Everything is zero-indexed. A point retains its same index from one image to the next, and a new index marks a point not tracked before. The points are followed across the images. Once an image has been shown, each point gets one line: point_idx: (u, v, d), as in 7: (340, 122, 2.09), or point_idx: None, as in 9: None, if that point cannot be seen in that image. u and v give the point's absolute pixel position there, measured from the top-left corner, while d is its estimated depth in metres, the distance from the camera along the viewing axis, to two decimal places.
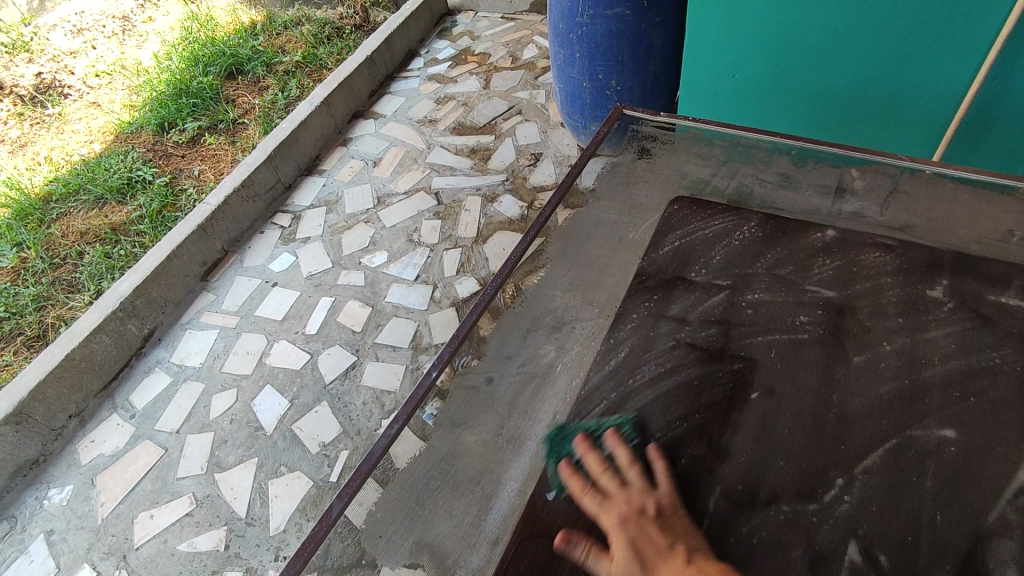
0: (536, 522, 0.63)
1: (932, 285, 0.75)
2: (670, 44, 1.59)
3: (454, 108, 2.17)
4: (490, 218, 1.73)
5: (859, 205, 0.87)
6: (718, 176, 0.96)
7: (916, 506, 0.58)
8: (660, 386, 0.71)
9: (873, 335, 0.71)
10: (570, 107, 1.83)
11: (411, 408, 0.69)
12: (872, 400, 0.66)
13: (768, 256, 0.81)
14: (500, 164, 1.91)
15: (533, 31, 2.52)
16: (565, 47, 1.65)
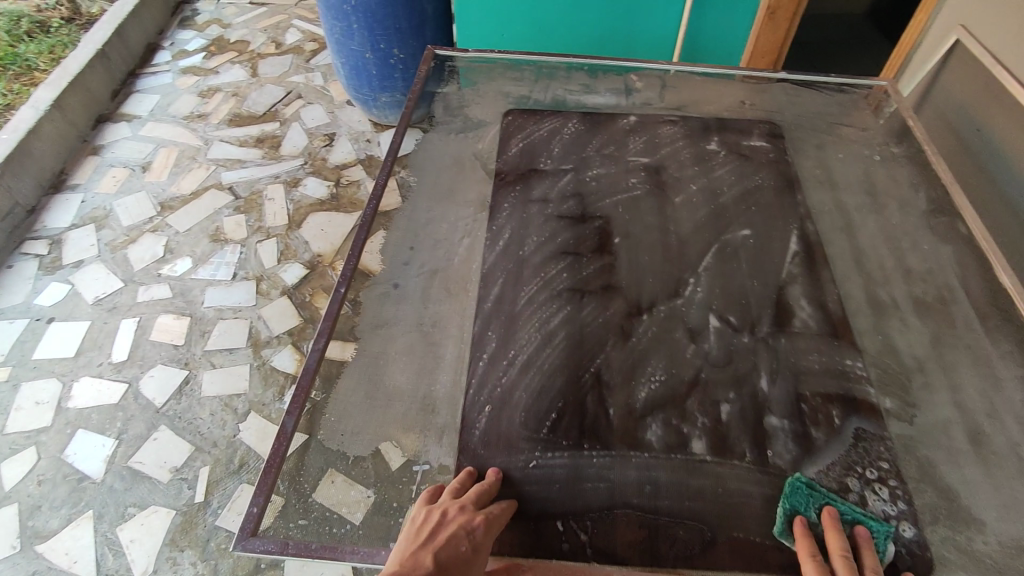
0: (483, 375, 0.72)
1: (709, 141, 1.00)
2: (439, 11, 1.73)
3: (223, 100, 2.04)
4: (297, 203, 1.68)
5: (645, 97, 1.11)
6: (535, 91, 1.13)
7: (742, 279, 0.81)
8: (548, 249, 0.85)
9: (683, 181, 0.94)
10: (356, 81, 1.85)
11: (332, 322, 0.74)
12: (695, 222, 0.88)
13: (595, 142, 1.00)
14: (293, 150, 1.86)
15: (291, 15, 2.45)
16: (341, 20, 1.67)
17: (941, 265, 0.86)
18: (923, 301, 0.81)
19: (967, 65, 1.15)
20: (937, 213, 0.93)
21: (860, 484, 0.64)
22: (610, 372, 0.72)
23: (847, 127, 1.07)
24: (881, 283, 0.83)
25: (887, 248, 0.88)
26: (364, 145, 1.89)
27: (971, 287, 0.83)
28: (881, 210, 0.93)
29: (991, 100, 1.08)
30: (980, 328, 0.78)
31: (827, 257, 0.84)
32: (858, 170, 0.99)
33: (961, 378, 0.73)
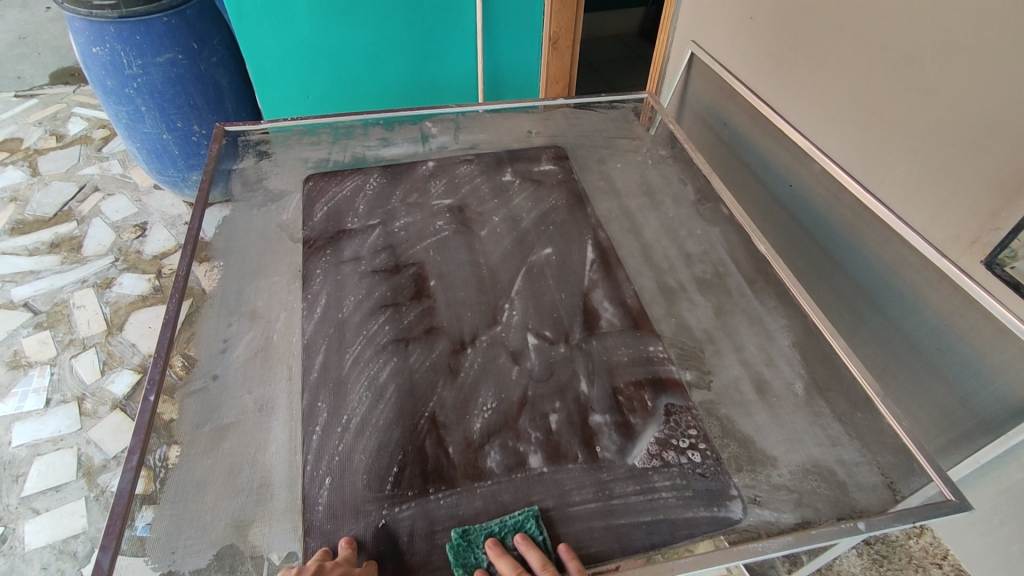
0: (317, 449, 0.70)
1: (503, 173, 1.08)
2: (236, 80, 1.68)
3: (1, 207, 1.81)
4: (114, 304, 1.53)
5: (442, 140, 1.17)
6: (334, 152, 1.14)
7: (552, 295, 0.88)
8: (367, 306, 0.86)
9: (486, 215, 1.00)
10: (158, 163, 1.74)
11: (145, 435, 0.69)
12: (503, 250, 0.94)
13: (398, 192, 1.03)
14: (98, 249, 1.69)
15: (70, 103, 2.25)
16: (126, 104, 1.57)
17: (713, 244, 0.99)
18: (703, 279, 0.93)
19: (704, 72, 1.36)
20: (703, 200, 1.08)
21: (676, 454, 0.71)
22: (444, 412, 0.74)
23: (622, 139, 1.21)
24: (668, 271, 0.94)
25: (669, 239, 1.00)
26: (182, 228, 1.78)
27: (738, 259, 0.97)
28: (659, 207, 1.06)
29: (726, 98, 1.28)
30: (750, 291, 0.92)
31: (620, 258, 0.94)
32: (636, 175, 1.12)
33: (743, 338, 0.85)
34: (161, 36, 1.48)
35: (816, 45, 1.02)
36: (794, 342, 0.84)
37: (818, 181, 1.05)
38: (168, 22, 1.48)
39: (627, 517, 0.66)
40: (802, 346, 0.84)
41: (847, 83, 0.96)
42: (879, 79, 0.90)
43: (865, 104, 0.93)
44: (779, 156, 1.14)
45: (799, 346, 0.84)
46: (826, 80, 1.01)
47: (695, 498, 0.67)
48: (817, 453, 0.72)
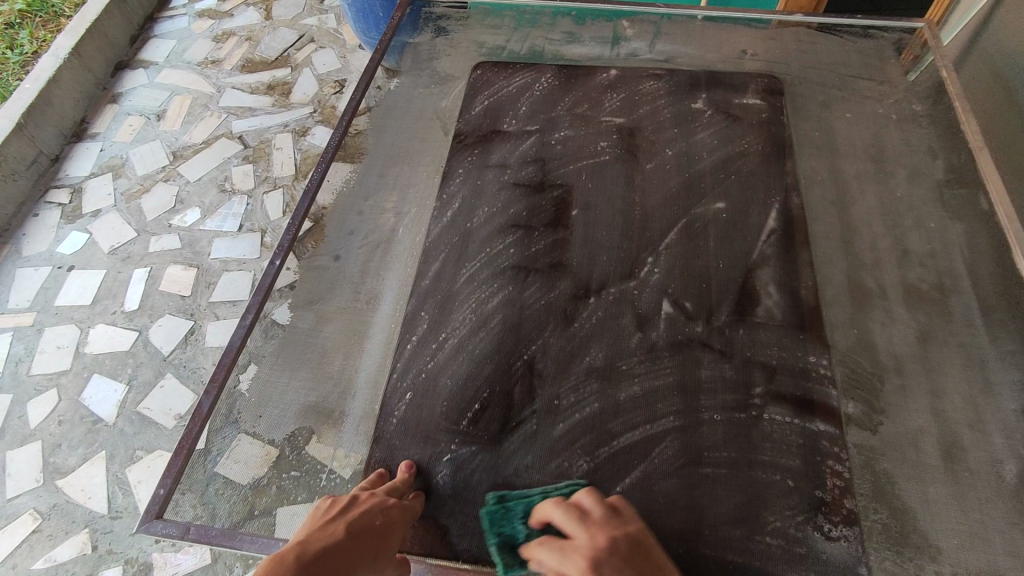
0: (407, 360, 0.68)
1: (695, 99, 0.90)
2: None
3: (237, 44, 1.85)
4: (305, 154, 1.58)
5: (633, 46, 1.00)
6: (512, 41, 1.03)
7: (705, 261, 0.73)
8: (497, 223, 0.78)
9: (658, 146, 0.85)
10: (364, 24, 1.75)
11: (264, 294, 0.71)
12: (664, 194, 0.80)
13: (567, 99, 0.91)
14: (303, 99, 1.72)
15: None
16: None
17: (947, 245, 0.75)
18: (916, 290, 0.71)
19: None
20: (955, 183, 0.81)
21: (801, 498, 0.57)
22: (544, 361, 0.67)
23: (864, 81, 0.93)
24: (869, 267, 0.73)
25: (886, 226, 0.77)
26: None
27: (979, 273, 0.72)
28: (886, 180, 0.82)
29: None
30: (983, 323, 0.68)
31: (808, 236, 0.75)
32: (869, 133, 0.87)
33: (948, 382, 0.64)
34: None
35: None
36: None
37: None
38: None
39: (715, 550, 0.55)
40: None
41: None
42: None
43: None
44: None
45: None
46: None
47: (805, 560, 0.54)
48: (1001, 564, 0.54)
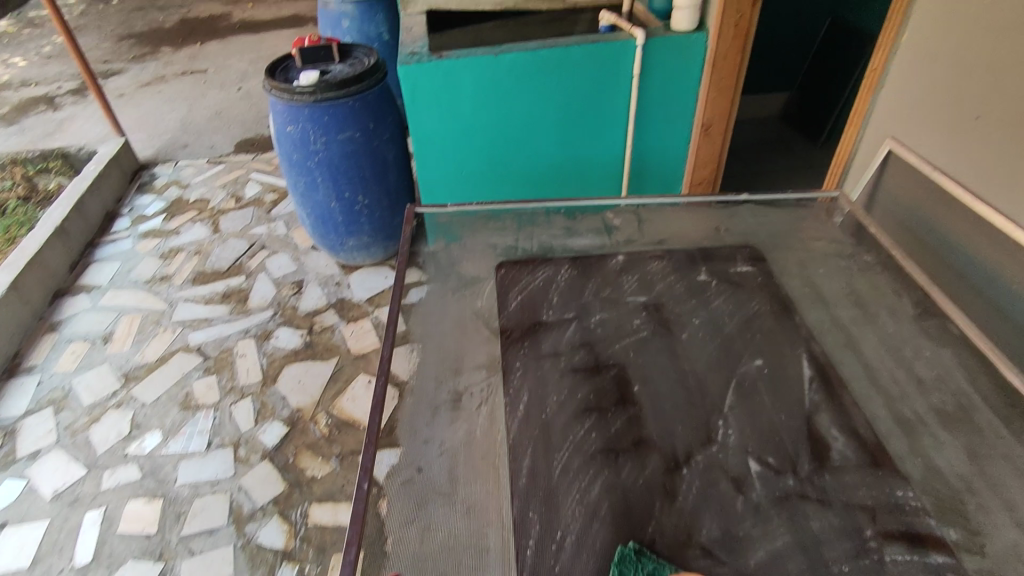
0: (532, 568, 0.66)
1: (698, 272, 1.04)
2: (394, 159, 2.29)
3: (187, 259, 2.53)
4: (271, 354, 1.96)
5: (627, 233, 1.16)
6: (520, 240, 1.16)
7: (769, 416, 0.80)
8: (571, 409, 0.82)
9: (684, 317, 0.96)
10: (324, 228, 2.37)
11: (361, 525, 0.67)
12: (708, 359, 0.89)
13: (589, 286, 1.02)
14: (263, 300, 2.22)
15: (252, 203, 2.96)
16: (307, 175, 2.20)
17: (948, 369, 0.88)
18: (947, 413, 0.81)
19: (904, 169, 1.33)
20: (926, 314, 0.97)
21: None
22: (663, 542, 0.68)
23: (819, 240, 1.13)
24: (900, 399, 0.83)
25: (894, 361, 0.89)
26: (331, 288, 2.36)
27: (986, 390, 0.85)
28: (876, 320, 0.96)
29: (935, 201, 1.26)
30: (1009, 433, 0.79)
31: (840, 379, 0.86)
32: (843, 283, 1.04)
33: (1017, 496, 0.72)
34: (345, 119, 2.09)
35: None
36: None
37: None
38: (352, 105, 2.07)
39: None
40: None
41: None
42: None
43: None
44: (1013, 272, 1.11)
45: None
46: None
47: None
48: None
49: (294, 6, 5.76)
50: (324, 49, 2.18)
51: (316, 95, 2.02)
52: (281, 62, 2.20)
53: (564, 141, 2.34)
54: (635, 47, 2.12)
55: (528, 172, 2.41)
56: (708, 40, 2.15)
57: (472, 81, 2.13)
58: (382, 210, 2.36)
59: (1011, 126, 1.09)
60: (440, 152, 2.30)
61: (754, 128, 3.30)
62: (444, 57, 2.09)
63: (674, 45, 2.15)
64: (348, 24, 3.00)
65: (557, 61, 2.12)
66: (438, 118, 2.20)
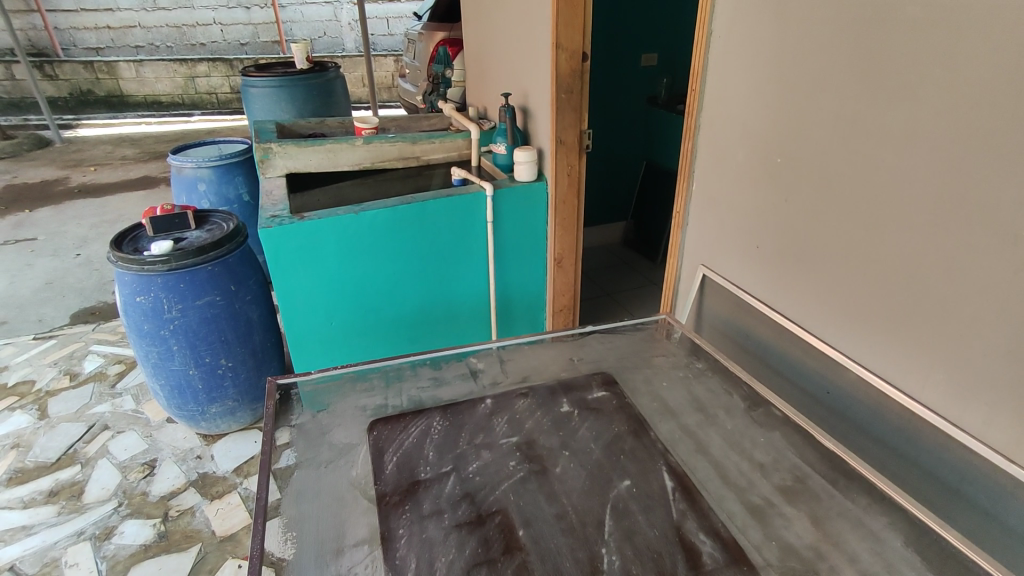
0: None
1: (560, 405, 1.17)
2: (260, 319, 2.26)
3: (3, 454, 2.31)
4: (111, 556, 1.90)
5: (492, 375, 1.29)
6: (390, 397, 1.23)
7: (645, 534, 0.89)
8: (463, 566, 0.84)
9: (554, 451, 1.05)
10: (182, 398, 2.19)
11: None
12: (580, 489, 0.97)
13: (463, 435, 1.09)
14: (103, 492, 2.13)
15: (94, 377, 2.72)
16: (161, 343, 2.07)
17: (780, 451, 1.09)
18: (788, 488, 1.00)
19: (714, 291, 1.61)
20: (754, 406, 1.19)
21: None
22: None
23: (659, 356, 1.36)
24: (750, 488, 1.00)
25: (738, 453, 1.08)
26: (189, 463, 2.25)
27: (813, 463, 1.06)
28: (716, 421, 1.15)
29: (740, 313, 1.53)
30: (837, 492, 1.00)
31: (699, 483, 1.00)
32: (684, 394, 1.24)
33: (855, 549, 0.90)
34: (203, 284, 2.04)
35: (821, 278, 1.26)
36: (905, 540, 0.91)
37: (858, 386, 1.22)
38: (211, 270, 2.06)
39: None
40: (913, 544, 0.91)
41: (863, 309, 1.18)
42: (893, 303, 1.11)
43: (882, 322, 1.14)
44: (812, 365, 1.33)
45: (912, 547, 0.90)
46: (839, 306, 1.23)
47: None
48: None
49: (142, 167, 5.69)
50: (179, 217, 2.17)
51: (170, 264, 1.97)
52: (129, 232, 2.14)
53: (430, 287, 2.47)
54: (485, 198, 2.37)
55: (398, 317, 2.47)
56: (548, 187, 2.46)
57: (336, 239, 2.22)
58: (250, 369, 2.25)
59: (778, 249, 1.37)
60: (308, 308, 2.29)
61: (600, 253, 3.72)
62: (306, 218, 2.16)
63: (518, 195, 2.43)
64: (203, 187, 3.01)
65: (415, 215, 2.30)
66: (310, 276, 2.24)
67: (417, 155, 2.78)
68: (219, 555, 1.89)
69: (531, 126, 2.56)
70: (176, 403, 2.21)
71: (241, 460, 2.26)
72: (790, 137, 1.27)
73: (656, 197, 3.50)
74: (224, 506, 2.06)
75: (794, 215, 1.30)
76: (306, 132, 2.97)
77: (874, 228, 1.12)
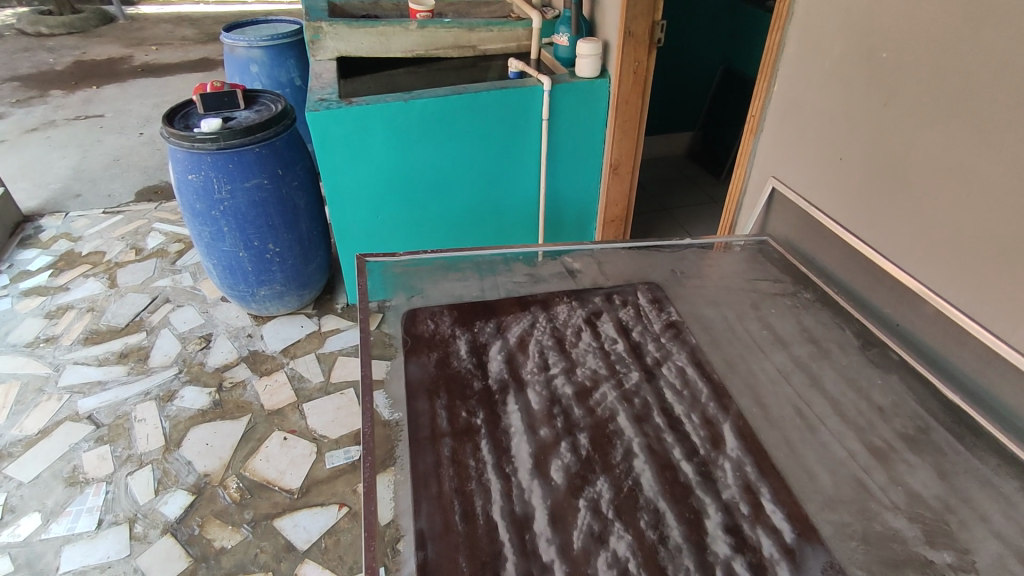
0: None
1: (668, 314, 1.19)
2: (307, 204, 2.26)
3: (78, 316, 2.46)
4: (175, 416, 2.04)
5: (591, 274, 1.31)
6: (486, 289, 1.23)
7: (761, 446, 0.94)
8: (585, 455, 0.91)
9: (665, 359, 1.08)
10: (232, 278, 2.26)
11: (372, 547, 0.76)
12: (696, 396, 1.01)
13: (571, 333, 1.13)
14: (166, 358, 2.26)
15: (159, 251, 2.84)
16: (212, 224, 2.10)
17: (900, 396, 1.08)
18: (910, 436, 1.00)
19: (783, 205, 1.47)
20: (868, 346, 1.19)
21: None
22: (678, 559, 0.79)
23: (766, 284, 1.38)
24: (869, 430, 1.01)
25: (855, 392, 1.08)
26: (242, 340, 2.36)
27: (934, 412, 1.05)
28: (829, 355, 1.17)
29: (808, 235, 1.40)
30: (964, 448, 0.99)
31: (815, 418, 1.02)
32: (794, 323, 1.26)
33: (983, 505, 0.89)
34: (251, 165, 2.03)
35: (910, 190, 1.12)
36: None
37: (932, 322, 1.10)
38: (259, 152, 2.03)
39: None
40: None
41: (954, 229, 1.04)
42: (993, 223, 0.97)
43: (974, 245, 1.01)
44: (881, 297, 1.21)
45: None
46: (925, 222, 1.10)
47: None
48: None
49: (203, 49, 5.61)
50: (228, 95, 2.12)
51: (219, 142, 1.95)
52: (180, 108, 2.12)
53: (478, 185, 2.39)
54: (541, 93, 2.22)
55: (442, 211, 2.41)
56: (610, 85, 2.27)
57: (385, 127, 2.14)
58: (300, 256, 2.31)
59: (865, 157, 1.21)
60: (354, 196, 2.26)
61: (662, 166, 3.50)
62: (355, 103, 2.08)
63: (578, 92, 2.26)
64: (255, 69, 2.94)
65: (469, 108, 2.18)
66: (350, 163, 2.18)
67: (472, 45, 2.61)
68: (268, 426, 2.01)
69: (598, 17, 2.34)
70: (228, 282, 2.28)
71: (289, 342, 2.35)
72: (905, 21, 1.07)
73: (734, 107, 3.20)
74: (272, 383, 2.17)
75: (893, 117, 1.13)
76: (358, 15, 2.82)
77: (992, 134, 0.96)
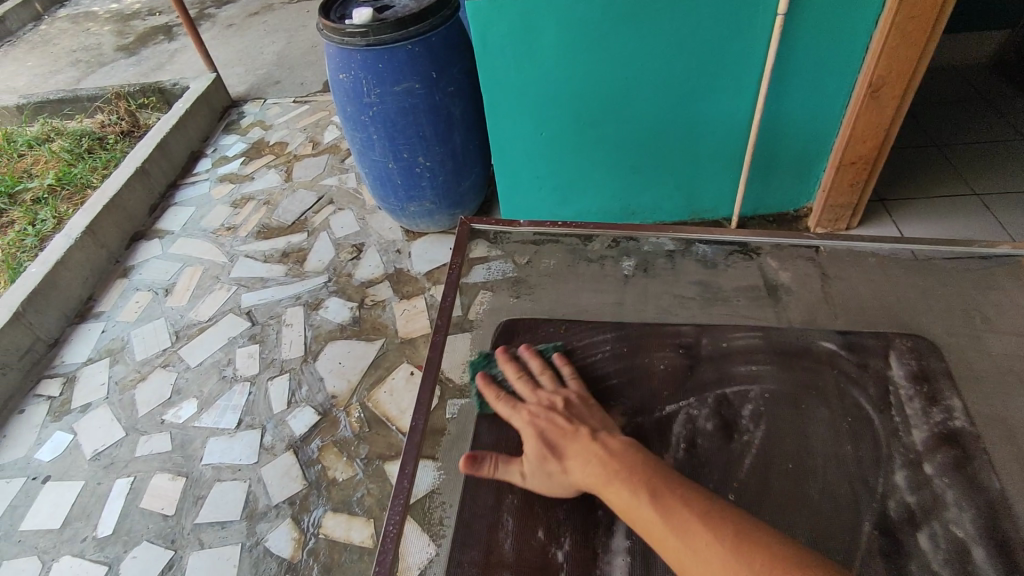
0: None
1: (912, 434, 0.99)
2: (463, 113, 1.97)
3: (257, 208, 2.56)
4: (317, 327, 2.03)
5: (794, 287, 1.28)
6: (626, 300, 1.30)
7: None
8: None
9: (878, 486, 0.93)
10: (383, 190, 2.11)
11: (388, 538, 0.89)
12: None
13: (749, 408, 1.04)
14: (320, 264, 2.25)
15: (333, 148, 2.82)
16: (361, 130, 1.92)
17: None
18: None
19: None
20: None
21: None
22: None
23: None
24: None
25: None
26: (390, 256, 2.24)
27: None
28: None
29: None
30: None
31: None
32: None
33: None
34: (401, 66, 1.76)
35: None
36: None
37: None
38: (411, 50, 1.75)
39: None
40: None
41: None
42: None
43: None
44: None
45: None
46: None
47: None
48: None
49: None
50: None
51: (369, 38, 1.69)
52: None
53: (667, 105, 1.87)
54: None
55: (621, 135, 1.95)
56: None
57: (557, 24, 1.68)
58: (456, 175, 2.10)
59: None
60: (516, 109, 1.89)
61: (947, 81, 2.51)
62: None
63: None
64: None
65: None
66: (515, 79, 1.82)
67: None
68: (398, 355, 1.91)
69: None
70: (380, 194, 2.14)
71: (435, 264, 2.19)
72: None
73: None
74: (410, 308, 2.04)
75: None
76: None
77: None
